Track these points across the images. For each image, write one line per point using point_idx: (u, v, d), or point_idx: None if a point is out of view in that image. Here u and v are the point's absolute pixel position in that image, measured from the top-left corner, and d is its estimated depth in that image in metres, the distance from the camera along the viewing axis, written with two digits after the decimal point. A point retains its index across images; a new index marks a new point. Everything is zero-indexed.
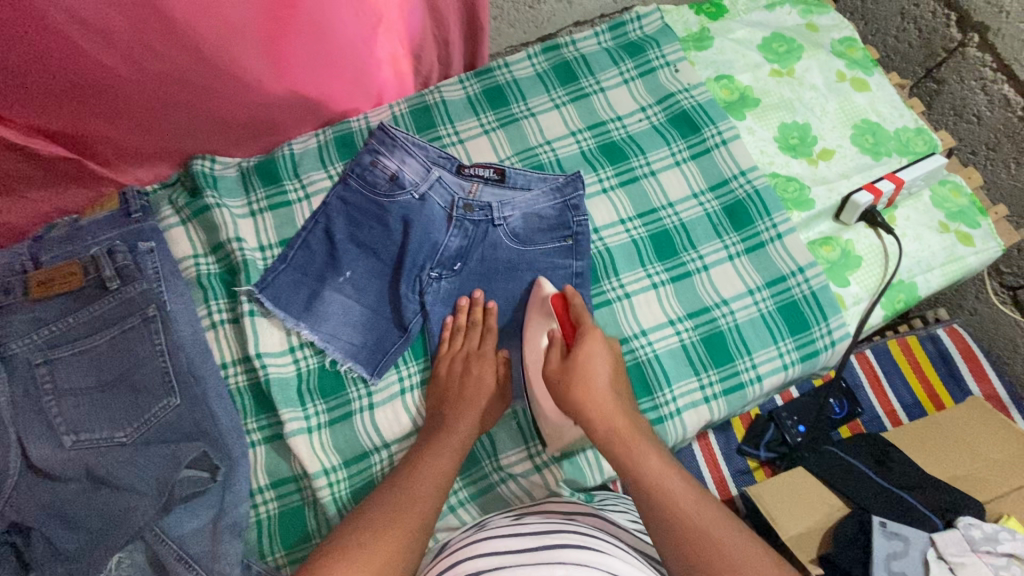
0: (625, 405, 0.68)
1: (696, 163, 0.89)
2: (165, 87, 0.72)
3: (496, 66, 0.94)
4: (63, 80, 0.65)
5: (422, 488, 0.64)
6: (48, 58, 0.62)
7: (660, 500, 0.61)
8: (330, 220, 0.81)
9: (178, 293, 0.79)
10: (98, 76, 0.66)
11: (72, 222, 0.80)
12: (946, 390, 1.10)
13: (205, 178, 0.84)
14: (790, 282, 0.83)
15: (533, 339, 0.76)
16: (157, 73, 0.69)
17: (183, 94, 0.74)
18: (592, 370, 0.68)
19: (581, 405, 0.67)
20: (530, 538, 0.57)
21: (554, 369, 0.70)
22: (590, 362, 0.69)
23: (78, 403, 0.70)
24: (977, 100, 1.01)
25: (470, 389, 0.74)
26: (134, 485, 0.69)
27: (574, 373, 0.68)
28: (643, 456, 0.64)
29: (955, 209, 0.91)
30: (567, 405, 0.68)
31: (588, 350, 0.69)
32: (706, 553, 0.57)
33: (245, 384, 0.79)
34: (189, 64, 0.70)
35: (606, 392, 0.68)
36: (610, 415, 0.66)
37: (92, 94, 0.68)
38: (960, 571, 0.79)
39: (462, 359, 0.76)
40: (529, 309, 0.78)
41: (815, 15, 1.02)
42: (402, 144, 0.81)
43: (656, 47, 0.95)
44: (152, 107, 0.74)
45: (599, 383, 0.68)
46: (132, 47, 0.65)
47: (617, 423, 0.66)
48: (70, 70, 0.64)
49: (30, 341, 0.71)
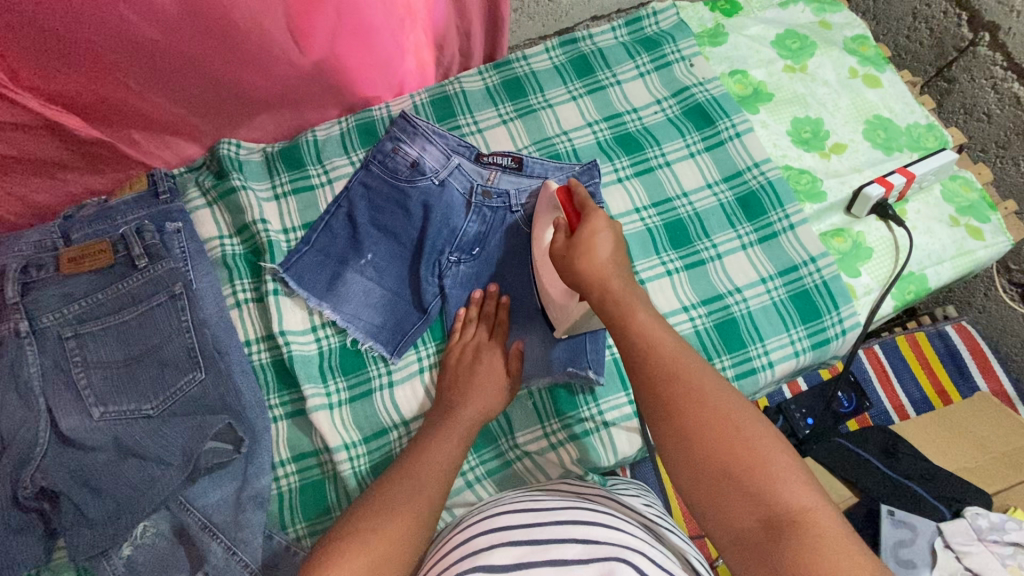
0: (625, 274, 0.64)
1: (710, 154, 0.91)
2: (199, 60, 0.73)
3: (515, 58, 0.96)
4: (103, 46, 0.67)
5: (435, 471, 0.64)
6: (91, 22, 0.63)
7: (644, 355, 0.57)
8: (352, 204, 0.83)
9: (204, 272, 0.81)
10: (133, 42, 0.68)
11: (102, 202, 0.82)
12: (954, 385, 1.11)
13: (230, 161, 0.86)
14: (802, 271, 0.84)
15: (540, 237, 0.77)
16: (192, 42, 0.71)
17: (214, 67, 0.75)
18: (598, 243, 0.65)
19: (582, 273, 0.64)
20: (538, 513, 0.58)
21: (560, 248, 0.68)
22: (594, 236, 0.66)
23: (105, 376, 0.72)
24: (987, 99, 1.03)
25: (477, 376, 0.74)
26: (160, 455, 0.71)
27: (579, 245, 0.65)
28: (635, 308, 0.60)
29: (965, 204, 0.92)
30: (571, 279, 0.66)
31: (595, 225, 0.66)
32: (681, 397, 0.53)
33: (268, 361, 0.81)
34: (221, 36, 0.72)
35: (609, 262, 0.64)
36: (610, 280, 0.63)
37: (126, 63, 0.70)
38: (967, 560, 0.79)
39: (472, 349, 0.77)
40: (539, 211, 0.78)
41: (828, 12, 1.04)
42: (423, 132, 0.83)
43: (672, 42, 0.97)
44: (182, 78, 0.75)
45: (602, 255, 0.64)
46: (178, 15, 0.67)
47: (616, 286, 0.62)
48: (110, 35, 0.66)
49: (60, 316, 0.73)
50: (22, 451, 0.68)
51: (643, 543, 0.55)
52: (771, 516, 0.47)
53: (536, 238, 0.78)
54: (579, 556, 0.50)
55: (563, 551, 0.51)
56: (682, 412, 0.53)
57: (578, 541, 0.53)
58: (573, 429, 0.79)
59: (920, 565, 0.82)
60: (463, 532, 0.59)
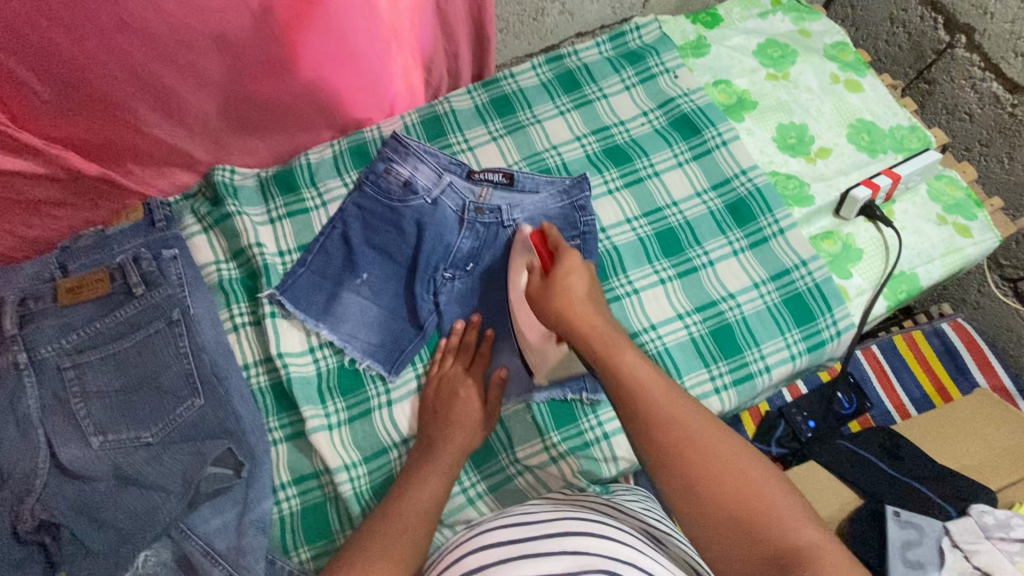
0: (604, 312, 0.66)
1: (698, 163, 0.92)
2: (193, 90, 0.75)
3: (503, 76, 0.97)
4: (98, 79, 0.68)
5: (416, 518, 0.64)
6: (89, 56, 0.65)
7: (635, 393, 0.58)
8: (347, 225, 0.84)
9: (201, 297, 0.81)
10: (127, 75, 0.69)
11: (98, 232, 0.83)
12: (954, 382, 1.11)
13: (225, 187, 0.87)
14: (794, 275, 0.85)
15: (516, 281, 0.78)
16: (187, 73, 0.72)
17: (206, 96, 0.77)
18: (573, 282, 0.66)
19: (563, 313, 0.64)
20: (528, 526, 0.58)
21: (535, 285, 0.68)
22: (570, 273, 0.67)
23: (104, 405, 0.73)
24: (968, 99, 1.05)
25: (455, 412, 0.74)
26: (160, 483, 0.71)
27: (553, 285, 0.66)
28: (623, 352, 0.61)
29: (952, 202, 0.93)
30: (548, 316, 0.65)
31: (569, 264, 0.68)
32: (678, 440, 0.55)
33: (267, 385, 0.81)
34: (211, 68, 0.73)
35: (586, 299, 0.65)
36: (593, 321, 0.64)
37: (121, 96, 0.71)
38: (977, 559, 0.77)
39: (448, 381, 0.78)
40: (513, 252, 0.80)
41: (807, 21, 1.06)
42: (414, 152, 0.84)
43: (655, 55, 0.99)
44: (173, 110, 0.77)
45: (579, 292, 0.65)
46: (170, 48, 0.68)
47: (595, 324, 0.64)
48: (104, 68, 0.67)
49: (58, 346, 0.74)
50: (22, 484, 0.68)
51: (631, 550, 0.55)
52: (768, 553, 0.50)
53: (511, 282, 0.79)
54: (568, 568, 0.51)
55: (551, 563, 0.52)
56: (677, 448, 0.55)
57: (566, 553, 0.53)
58: (573, 442, 0.79)
59: (928, 565, 0.80)
60: (449, 552, 0.59)
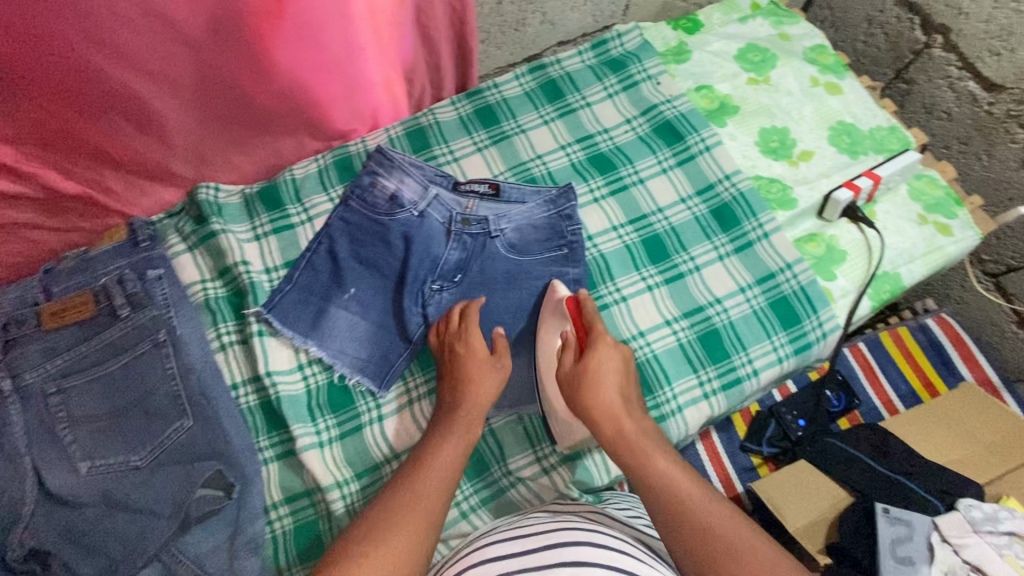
0: (633, 412, 0.71)
1: (682, 169, 0.93)
2: (171, 105, 0.74)
3: (486, 87, 0.98)
4: (74, 98, 0.67)
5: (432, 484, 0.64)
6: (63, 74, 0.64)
7: (671, 498, 0.62)
8: (333, 239, 0.84)
9: (187, 317, 0.81)
10: (104, 93, 0.68)
11: (81, 254, 0.82)
12: (940, 378, 1.12)
13: (209, 206, 0.87)
14: (779, 278, 0.86)
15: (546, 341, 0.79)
16: (163, 88, 0.72)
17: (185, 111, 0.76)
18: (605, 376, 0.71)
19: (591, 408, 0.69)
20: (528, 538, 0.58)
21: (568, 371, 0.73)
22: (601, 367, 0.71)
23: (91, 430, 0.72)
24: (946, 98, 1.06)
25: (468, 369, 0.75)
26: (150, 507, 0.70)
27: (585, 375, 0.71)
28: (654, 458, 0.66)
29: (932, 201, 0.95)
30: (578, 409, 0.71)
31: (601, 355, 0.72)
32: (714, 543, 0.57)
33: (256, 404, 0.81)
34: (189, 83, 0.73)
35: (616, 399, 0.70)
36: (623, 420, 0.69)
37: (99, 114, 0.71)
38: (965, 553, 0.80)
39: (454, 345, 0.77)
40: (545, 312, 0.81)
41: (786, 25, 1.07)
42: (400, 164, 0.84)
43: (637, 62, 0.99)
44: (153, 126, 0.76)
45: (609, 391, 0.70)
46: (148, 66, 0.68)
47: (624, 424, 0.68)
48: (80, 87, 0.66)
49: (43, 371, 0.73)
50: (9, 512, 0.67)
51: (630, 559, 0.56)
52: None
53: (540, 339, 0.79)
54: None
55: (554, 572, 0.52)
56: (713, 552, 0.57)
57: (567, 561, 0.53)
58: (565, 452, 0.79)
59: (918, 561, 0.81)
60: (451, 565, 0.59)
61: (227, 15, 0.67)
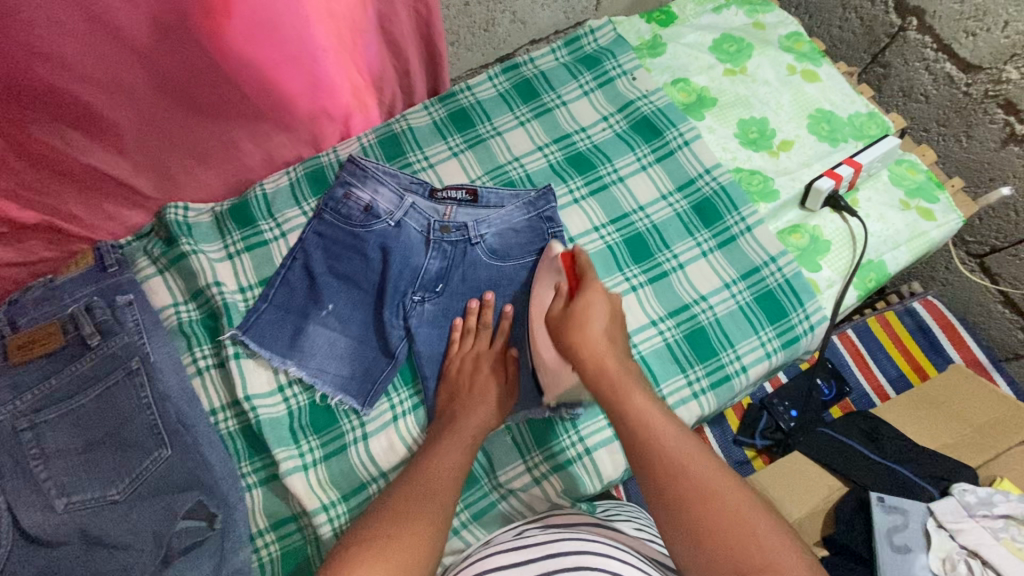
0: (619, 353, 0.67)
1: (662, 165, 0.91)
2: (132, 124, 0.72)
3: (459, 90, 0.96)
4: (27, 121, 0.64)
5: (442, 483, 0.63)
6: (11, 99, 0.61)
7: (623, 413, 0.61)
8: (308, 254, 0.82)
9: (161, 343, 0.78)
10: (60, 115, 0.65)
11: (47, 282, 0.79)
12: (929, 361, 1.12)
13: (179, 226, 0.84)
14: (763, 272, 0.85)
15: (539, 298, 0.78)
16: (122, 105, 0.69)
17: (147, 128, 0.74)
18: (592, 317, 0.68)
19: (575, 345, 0.67)
20: (519, 551, 0.57)
21: (557, 313, 0.71)
22: (588, 311, 0.68)
23: (66, 466, 0.69)
24: (923, 80, 1.05)
25: (479, 385, 0.75)
26: (131, 542, 0.68)
27: (573, 316, 0.68)
28: (631, 396, 0.62)
29: (913, 185, 0.94)
30: (564, 347, 0.69)
31: (590, 299, 0.69)
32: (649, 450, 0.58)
33: (236, 428, 0.79)
34: (149, 99, 0.70)
35: (602, 337, 0.67)
36: (605, 359, 0.65)
37: (56, 137, 0.68)
38: (961, 538, 0.80)
39: (472, 359, 0.78)
40: (539, 271, 0.79)
41: (760, 13, 1.06)
42: (373, 174, 0.82)
43: (612, 58, 0.98)
44: (113, 146, 0.73)
45: (594, 329, 0.67)
46: (104, 84, 0.65)
47: (607, 366, 0.65)
48: (33, 110, 0.63)
49: (12, 408, 0.70)
50: None
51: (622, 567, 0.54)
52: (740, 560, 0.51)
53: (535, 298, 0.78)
54: None
55: None
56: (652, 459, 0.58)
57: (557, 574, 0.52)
58: (555, 460, 0.78)
59: (916, 549, 0.81)
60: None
61: (184, 27, 0.64)
